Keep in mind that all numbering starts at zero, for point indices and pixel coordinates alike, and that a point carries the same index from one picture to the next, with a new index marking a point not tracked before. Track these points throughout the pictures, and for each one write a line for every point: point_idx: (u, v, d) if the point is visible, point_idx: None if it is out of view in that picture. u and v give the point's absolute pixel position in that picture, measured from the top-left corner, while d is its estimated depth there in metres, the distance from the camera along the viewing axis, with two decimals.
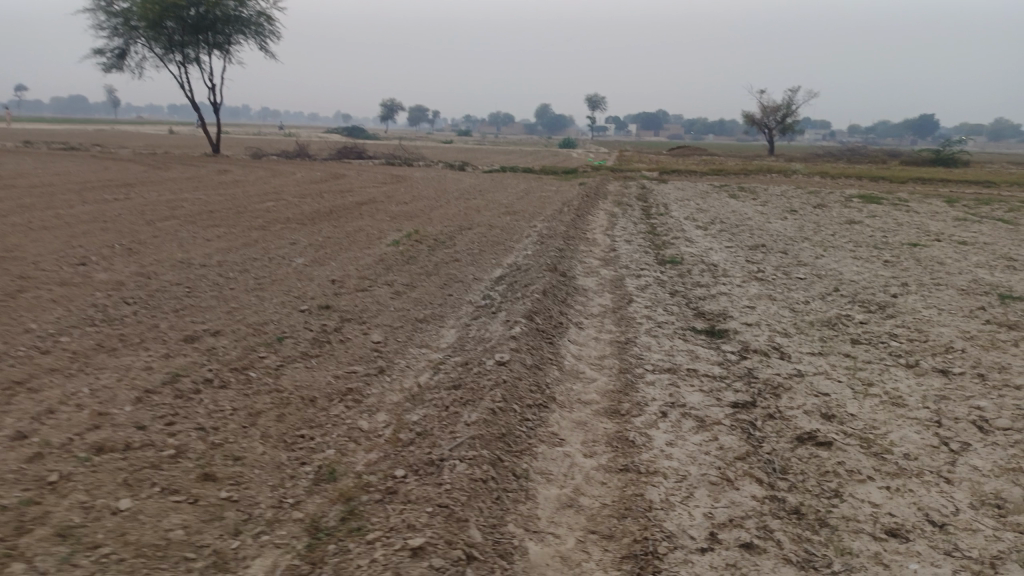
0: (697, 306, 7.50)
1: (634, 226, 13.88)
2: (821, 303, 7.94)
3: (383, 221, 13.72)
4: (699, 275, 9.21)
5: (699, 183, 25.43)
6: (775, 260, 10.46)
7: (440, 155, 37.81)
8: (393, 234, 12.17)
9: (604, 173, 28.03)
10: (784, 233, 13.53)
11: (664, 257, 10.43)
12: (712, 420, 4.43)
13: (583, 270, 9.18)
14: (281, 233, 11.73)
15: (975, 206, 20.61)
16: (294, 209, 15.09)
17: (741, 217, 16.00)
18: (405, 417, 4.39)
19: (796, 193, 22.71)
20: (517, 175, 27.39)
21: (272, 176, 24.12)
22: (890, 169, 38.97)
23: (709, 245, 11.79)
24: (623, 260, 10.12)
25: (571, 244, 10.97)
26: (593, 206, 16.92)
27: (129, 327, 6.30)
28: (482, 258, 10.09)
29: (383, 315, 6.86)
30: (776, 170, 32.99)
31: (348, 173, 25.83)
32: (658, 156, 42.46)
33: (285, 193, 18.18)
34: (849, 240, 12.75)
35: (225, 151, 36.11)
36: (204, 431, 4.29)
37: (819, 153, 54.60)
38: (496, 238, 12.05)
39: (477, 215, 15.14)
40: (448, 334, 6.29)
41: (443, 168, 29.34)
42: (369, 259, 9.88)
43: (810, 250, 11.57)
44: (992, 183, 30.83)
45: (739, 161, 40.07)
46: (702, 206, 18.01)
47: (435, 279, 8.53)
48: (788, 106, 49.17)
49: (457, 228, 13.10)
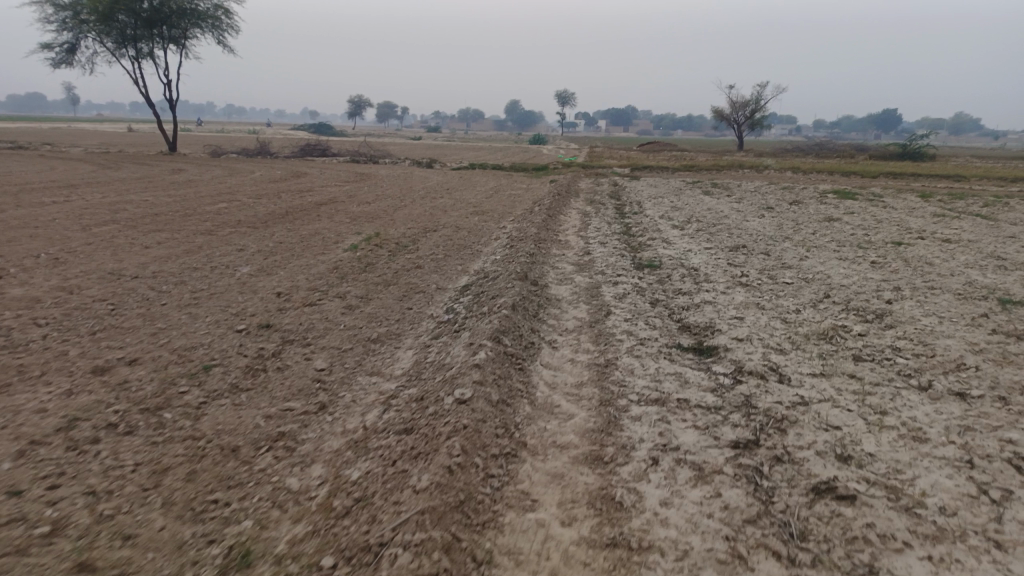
0: (681, 317, 6.80)
1: (608, 227, 13.20)
2: (814, 311, 7.30)
3: (342, 223, 12.88)
4: (680, 280, 8.54)
5: (672, 180, 24.87)
6: (758, 263, 9.83)
7: (406, 152, 36.90)
8: (351, 238, 11.34)
9: (575, 170, 27.38)
10: (763, 232, 12.97)
11: (642, 261, 9.76)
12: (710, 469, 3.72)
13: (555, 277, 8.45)
14: (229, 239, 10.84)
15: (951, 202, 20.31)
16: (247, 211, 14.16)
17: (718, 215, 15.40)
18: (343, 473, 3.61)
19: (770, 189, 22.24)
20: (486, 172, 26.63)
21: (229, 175, 23.06)
22: (859, 163, 38.95)
23: (687, 246, 11.15)
24: (597, 264, 9.41)
25: (541, 247, 10.23)
26: (565, 205, 16.24)
27: (32, 356, 5.43)
28: (446, 264, 9.32)
29: (330, 335, 6.06)
30: (748, 166, 32.64)
31: (310, 171, 24.82)
32: (629, 152, 41.97)
33: (239, 194, 17.20)
34: (831, 240, 12.20)
35: (183, 149, 34.83)
36: (95, 497, 3.49)
37: (788, 147, 54.60)
38: (462, 241, 11.29)
39: (443, 216, 14.37)
40: (403, 358, 5.52)
41: (409, 166, 28.46)
42: (323, 267, 9.06)
43: (794, 251, 10.99)
44: (962, 177, 30.78)
45: (710, 156, 39.72)
46: (677, 204, 17.43)
47: (393, 289, 7.74)
48: (757, 101, 49.03)
49: (422, 230, 12.30)
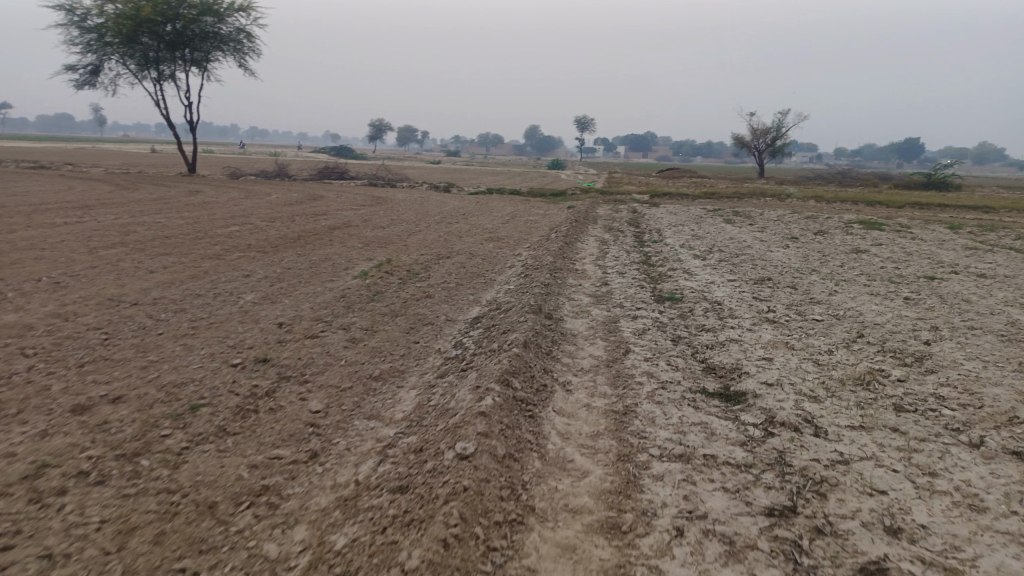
0: (706, 358, 6.37)
1: (626, 256, 12.79)
2: (847, 353, 6.83)
3: (354, 248, 12.59)
4: (703, 315, 8.10)
5: (692, 207, 24.44)
6: (785, 298, 9.37)
7: (425, 176, 36.79)
8: (362, 264, 11.03)
9: (594, 196, 27.04)
10: (789, 264, 12.52)
11: (662, 294, 9.35)
12: (742, 544, 3.28)
13: (572, 310, 8.04)
14: (236, 264, 10.56)
15: (981, 234, 19.71)
16: (259, 235, 13.93)
17: (740, 245, 14.97)
18: (327, 539, 3.22)
19: (793, 218, 21.75)
20: (503, 197, 26.38)
21: (245, 197, 22.96)
22: (883, 193, 38.31)
23: (709, 278, 10.73)
24: (616, 297, 9.00)
25: (557, 277, 9.84)
26: (583, 232, 15.87)
27: (11, 391, 5.10)
28: (458, 294, 8.95)
29: (330, 371, 5.69)
30: (770, 193, 32.14)
31: (327, 194, 24.68)
32: (648, 179, 41.63)
33: (253, 217, 17.01)
34: (860, 273, 11.70)
35: (203, 170, 34.95)
36: (51, 560, 3.12)
37: (810, 176, 54.01)
38: (475, 269, 10.93)
39: (457, 242, 14.05)
40: (406, 399, 5.13)
41: (427, 190, 28.28)
42: (330, 295, 8.73)
43: (821, 284, 10.52)
44: (990, 208, 30.07)
45: (731, 184, 39.26)
46: (697, 232, 17.02)
47: (400, 321, 7.37)
48: (778, 129, 48.60)
49: (435, 257, 11.96)
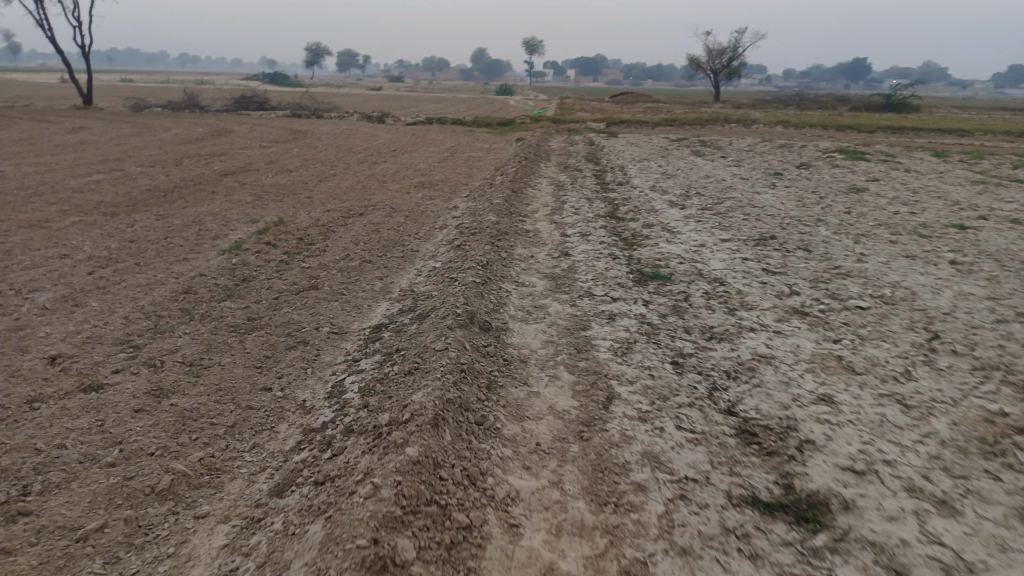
0: (734, 408, 3.94)
1: (588, 207, 10.27)
2: (935, 378, 4.49)
3: (240, 204, 9.74)
4: (704, 308, 5.66)
5: (653, 137, 21.91)
6: (805, 269, 6.97)
7: (357, 104, 33.23)
8: (242, 230, 8.29)
9: (544, 126, 24.20)
10: (787, 212, 10.17)
11: (643, 268, 6.90)
12: None
13: (519, 309, 5.51)
14: (60, 237, 7.68)
15: (975, 162, 17.68)
16: (123, 188, 10.91)
17: (720, 186, 12.60)
18: None
19: (765, 148, 19.42)
20: (443, 129, 23.36)
21: (138, 134, 19.50)
22: (844, 116, 36.33)
23: (696, 237, 8.33)
24: (580, 277, 6.49)
25: (501, 248, 7.26)
26: (533, 174, 13.22)
27: None
28: (359, 280, 6.32)
29: (77, 487, 3.11)
30: (734, 119, 29.64)
31: (238, 129, 21.34)
32: (601, 104, 38.82)
33: (130, 162, 13.85)
34: (877, 224, 9.40)
35: (102, 103, 30.71)
36: None
37: (768, 98, 51.70)
38: (392, 233, 8.27)
39: (378, 190, 11.30)
40: (194, 571, 2.62)
41: (358, 121, 25.01)
42: (171, 288, 6.05)
43: (840, 243, 8.19)
44: (965, 131, 28.14)
45: (688, 109, 36.70)
46: (666, 170, 14.57)
47: (253, 340, 4.77)
48: (734, 49, 45.65)
49: (343, 215, 9.25)
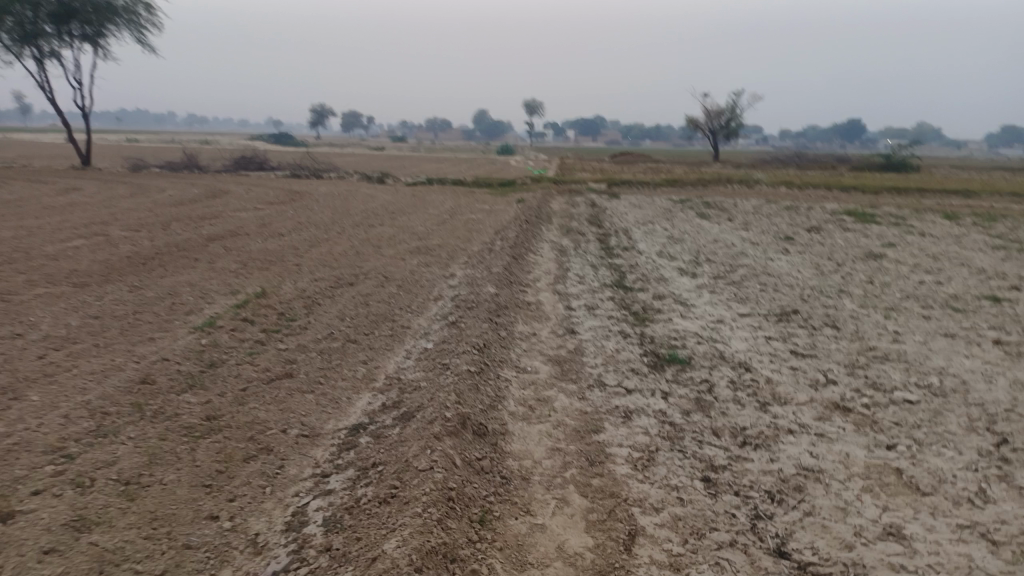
0: (785, 549, 3.20)
1: (593, 274, 9.63)
2: (1018, 500, 3.75)
3: (222, 273, 9.09)
4: (732, 403, 4.94)
5: (656, 198, 21.46)
6: (838, 352, 6.27)
7: (357, 164, 33.01)
8: (220, 302, 7.62)
9: (545, 186, 23.84)
10: (805, 281, 9.53)
11: (658, 350, 6.19)
12: None
13: (520, 403, 4.80)
14: (17, 312, 7.00)
15: (990, 225, 17.13)
16: (101, 255, 10.28)
17: (731, 251, 12.01)
18: None
19: (772, 210, 18.94)
20: (443, 189, 22.97)
21: (130, 195, 19.02)
22: (845, 176, 36.15)
23: (712, 311, 7.66)
24: (587, 360, 5.78)
25: (500, 324, 6.57)
26: (535, 237, 12.66)
27: None
28: (339, 365, 5.61)
29: None
30: (737, 179, 29.36)
31: (233, 189, 20.93)
32: (602, 164, 38.67)
33: (116, 225, 13.26)
34: (904, 296, 8.75)
35: (100, 162, 30.42)
36: None
37: (768, 157, 51.82)
38: (382, 305, 7.60)
39: (371, 256, 10.69)
40: None
41: (357, 181, 24.66)
42: (127, 376, 5.34)
43: (870, 319, 7.51)
44: (970, 191, 27.80)
45: (689, 169, 36.57)
46: (673, 233, 14.01)
47: (206, 448, 4.05)
48: (733, 110, 45.86)
49: (331, 286, 8.60)
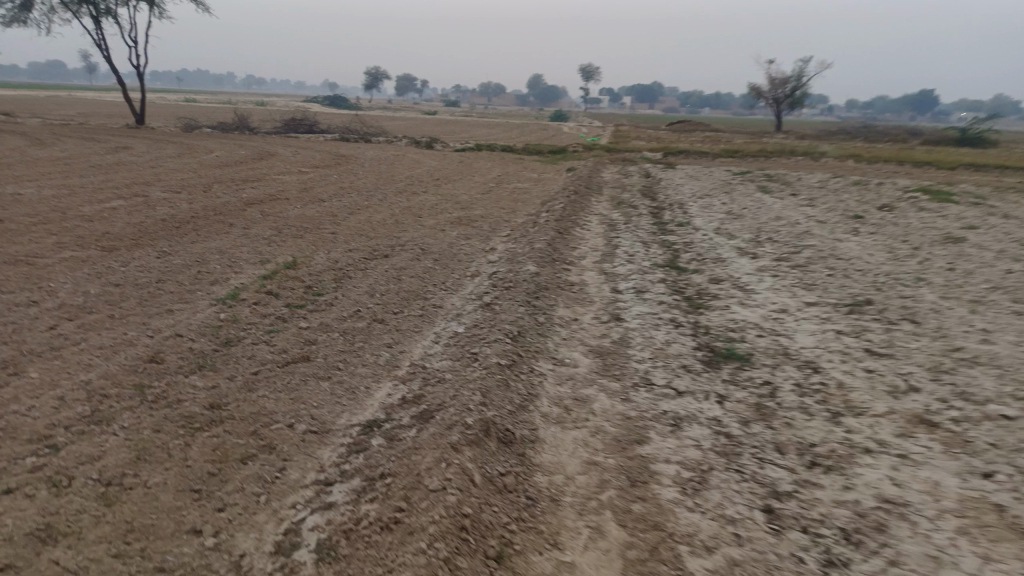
0: None
1: (644, 253, 9.00)
2: None
3: (255, 240, 8.76)
4: (798, 413, 4.32)
5: (714, 170, 20.48)
6: (920, 353, 5.56)
7: (408, 129, 32.59)
8: (248, 272, 7.27)
9: (597, 155, 23.02)
10: (877, 267, 8.72)
11: (714, 343, 5.58)
12: None
13: (556, 402, 4.27)
14: (39, 277, 6.75)
15: None
16: (137, 217, 10.06)
17: (794, 230, 11.20)
18: None
19: (838, 185, 17.84)
20: (492, 156, 22.38)
21: (178, 155, 18.97)
22: (917, 151, 34.21)
23: (775, 298, 6.97)
24: (633, 353, 5.21)
25: (539, 307, 6.04)
26: (583, 210, 12.04)
27: None
28: (361, 349, 5.16)
29: None
30: (801, 151, 27.99)
31: (281, 152, 20.72)
32: (656, 133, 37.41)
33: (159, 186, 13.10)
34: (991, 287, 7.90)
35: (155, 122, 30.67)
36: None
37: (833, 129, 49.55)
38: (416, 281, 7.14)
39: (410, 226, 10.24)
40: None
41: (405, 146, 24.25)
42: (136, 353, 4.99)
43: (953, 313, 6.73)
44: None
45: (749, 140, 35.13)
46: (731, 209, 13.21)
47: (201, 445, 3.65)
48: (798, 78, 43.80)
49: (365, 257, 8.17)
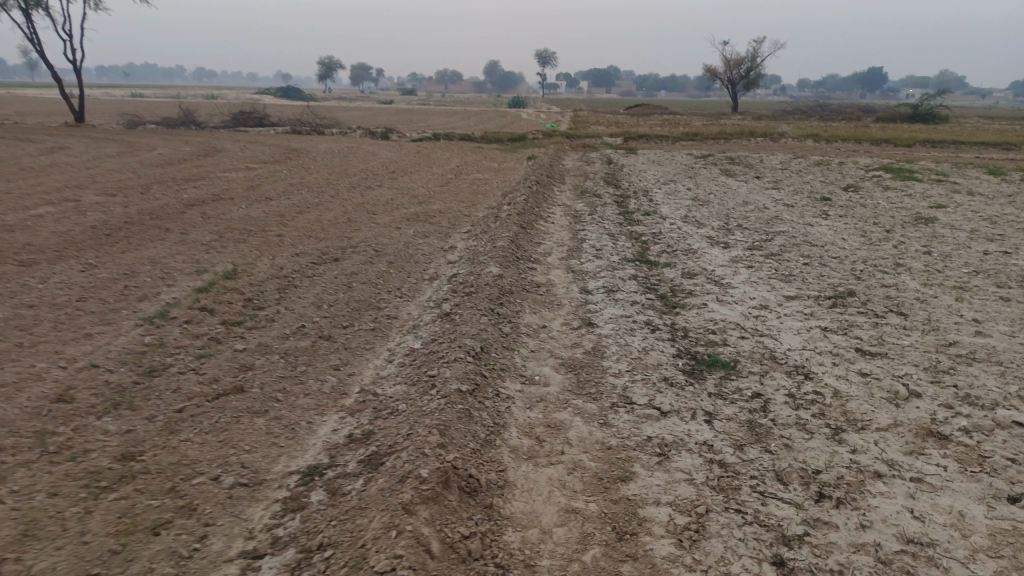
0: None
1: (612, 246, 8.52)
2: None
3: (193, 247, 8.06)
4: (796, 432, 3.87)
5: (677, 154, 20.12)
6: (914, 351, 5.16)
7: (361, 119, 31.67)
8: (181, 284, 6.60)
9: (557, 141, 22.50)
10: (854, 253, 8.37)
11: (695, 348, 5.09)
12: None
13: (527, 432, 3.75)
14: None
15: None
16: (64, 225, 9.25)
17: (763, 215, 10.83)
18: None
19: (801, 166, 17.61)
20: (450, 145, 21.72)
21: (118, 154, 17.96)
22: (872, 128, 34.39)
23: (753, 293, 6.54)
24: (609, 365, 4.70)
25: (503, 315, 5.50)
26: (546, 200, 11.51)
27: None
28: (304, 374, 4.57)
29: None
30: (760, 132, 27.86)
31: (228, 148, 19.78)
32: (615, 117, 37.03)
33: (92, 189, 12.21)
34: (972, 270, 7.59)
35: (95, 119, 29.29)
36: None
37: (789, 108, 49.81)
38: (368, 288, 6.54)
39: (363, 225, 9.61)
40: None
41: (359, 138, 23.42)
42: (41, 391, 4.32)
43: (940, 302, 6.37)
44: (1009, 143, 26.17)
45: (707, 121, 34.96)
46: (698, 194, 12.82)
47: (105, 512, 3.05)
48: (754, 58, 43.76)
49: (313, 262, 7.54)
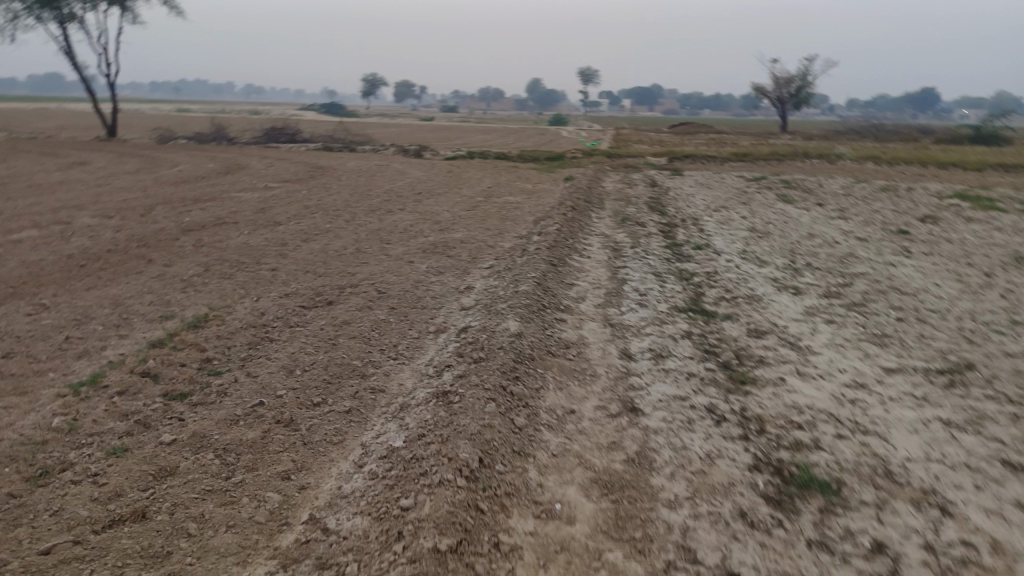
0: None
1: (659, 289, 7.18)
2: None
3: (169, 284, 6.95)
4: None
5: (727, 176, 18.66)
6: None
7: (396, 136, 30.77)
8: (137, 334, 5.46)
9: (598, 161, 21.20)
10: (955, 304, 6.87)
11: (779, 455, 3.72)
12: None
13: None
14: None
15: None
16: (41, 253, 8.24)
17: (834, 251, 9.36)
18: None
19: (867, 192, 16.02)
20: (485, 164, 20.58)
21: (136, 169, 17.22)
22: (935, 149, 32.27)
23: (842, 363, 5.13)
24: (661, 485, 3.37)
25: (518, 396, 4.21)
26: (583, 230, 10.22)
27: None
28: (237, 488, 3.34)
29: None
30: (816, 153, 26.21)
31: (253, 165, 18.93)
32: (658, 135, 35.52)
33: (91, 210, 11.29)
34: None
35: (130, 134, 28.86)
36: None
37: (842, 129, 47.69)
38: (357, 345, 5.32)
39: (372, 256, 8.44)
40: None
41: (391, 155, 22.43)
42: None
43: None
44: None
45: (756, 141, 33.27)
46: (755, 224, 11.39)
47: None
48: (805, 76, 41.89)
49: (301, 305, 6.37)
